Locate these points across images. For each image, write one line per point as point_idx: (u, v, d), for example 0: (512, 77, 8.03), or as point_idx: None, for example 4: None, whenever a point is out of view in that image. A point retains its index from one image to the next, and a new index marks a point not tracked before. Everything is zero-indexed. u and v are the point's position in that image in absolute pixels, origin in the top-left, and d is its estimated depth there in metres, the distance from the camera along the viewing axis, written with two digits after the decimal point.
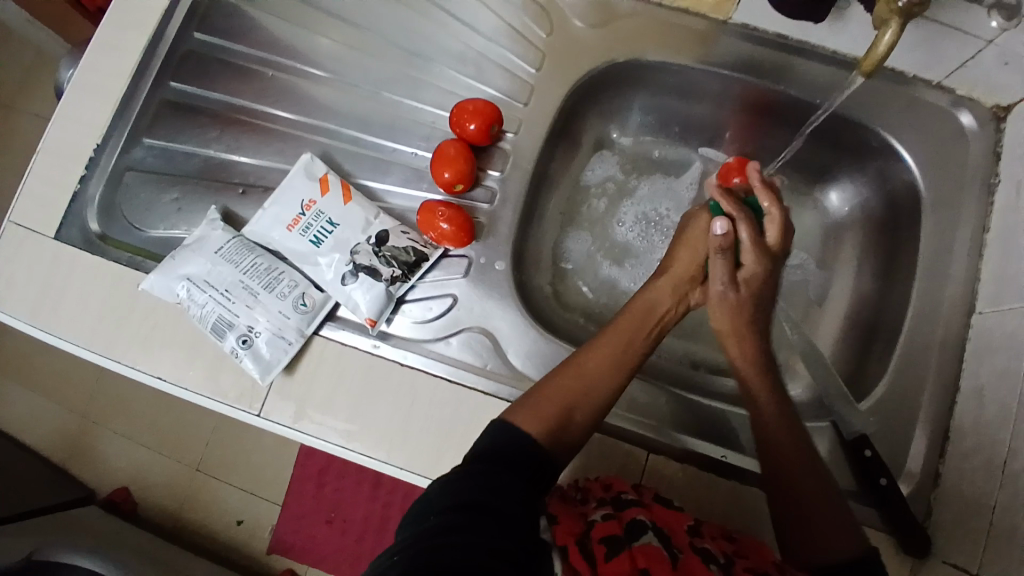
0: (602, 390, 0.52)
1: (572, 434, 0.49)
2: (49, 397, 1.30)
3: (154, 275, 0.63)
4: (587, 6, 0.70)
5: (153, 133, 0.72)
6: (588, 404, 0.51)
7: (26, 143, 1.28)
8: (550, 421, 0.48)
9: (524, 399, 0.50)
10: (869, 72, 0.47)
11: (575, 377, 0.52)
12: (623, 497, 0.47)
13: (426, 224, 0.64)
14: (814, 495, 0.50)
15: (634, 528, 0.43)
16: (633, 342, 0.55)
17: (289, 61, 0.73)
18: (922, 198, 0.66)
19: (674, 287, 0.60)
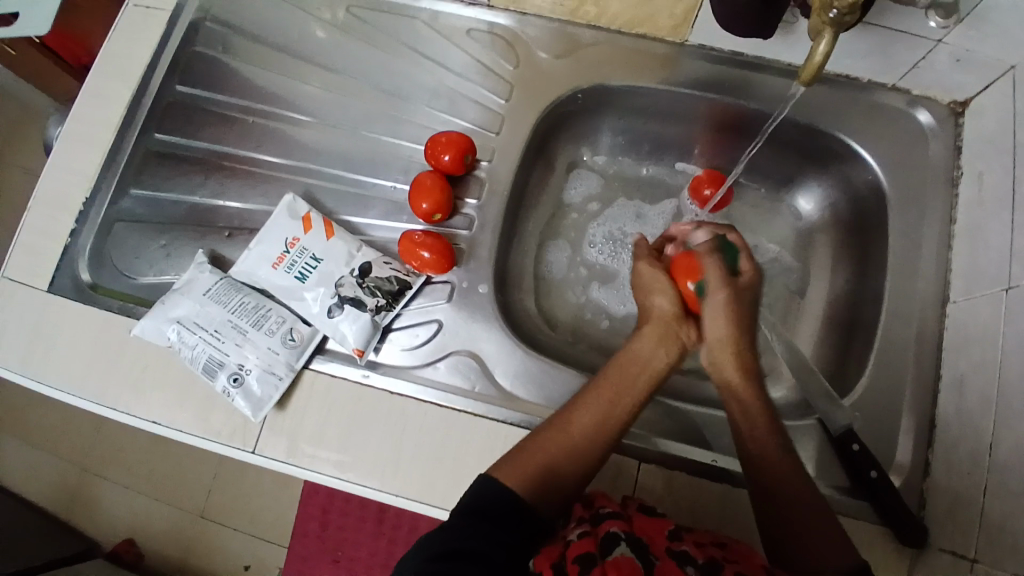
0: (590, 445, 0.51)
1: (557, 492, 0.48)
2: (47, 452, 1.30)
3: (145, 320, 0.65)
4: (551, 38, 0.74)
5: (141, 183, 0.74)
6: (575, 461, 0.50)
7: (17, 201, 1.31)
8: (533, 478, 0.47)
9: (509, 455, 0.49)
10: (808, 84, 0.49)
11: (562, 433, 0.51)
12: (602, 510, 0.46)
13: (407, 254, 0.66)
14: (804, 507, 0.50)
15: (607, 542, 0.42)
16: (626, 394, 0.53)
17: (269, 107, 0.76)
18: (888, 196, 0.68)
19: (658, 334, 0.57)
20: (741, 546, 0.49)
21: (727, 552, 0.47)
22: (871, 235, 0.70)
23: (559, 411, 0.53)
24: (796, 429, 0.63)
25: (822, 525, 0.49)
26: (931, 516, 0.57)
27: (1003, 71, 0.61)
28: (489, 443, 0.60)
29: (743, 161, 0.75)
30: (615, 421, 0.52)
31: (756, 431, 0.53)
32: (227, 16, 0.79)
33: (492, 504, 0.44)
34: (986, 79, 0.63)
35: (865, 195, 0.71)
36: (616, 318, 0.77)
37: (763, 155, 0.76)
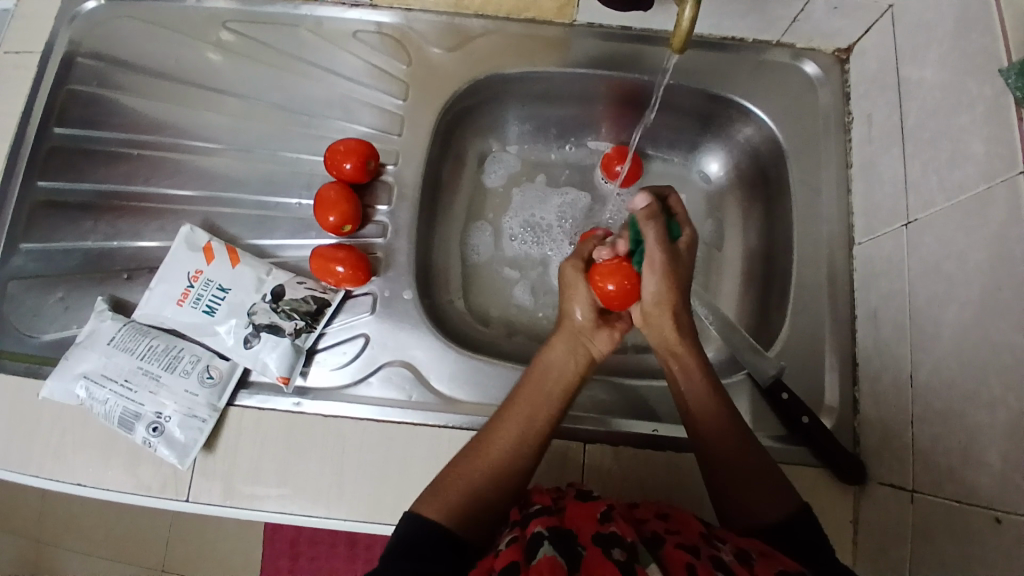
0: (510, 462, 0.51)
1: (485, 510, 0.48)
2: None
3: (51, 380, 0.61)
4: (440, 32, 0.72)
5: (30, 236, 0.69)
6: (498, 482, 0.50)
7: None
8: (455, 507, 0.47)
9: (435, 485, 0.50)
10: (680, 50, 0.47)
11: (482, 455, 0.51)
12: (532, 511, 0.47)
13: (321, 271, 0.64)
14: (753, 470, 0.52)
15: (532, 544, 0.42)
16: (540, 404, 0.54)
17: (157, 138, 0.72)
18: (785, 149, 0.69)
19: (570, 344, 0.58)
20: (683, 514, 0.50)
21: (666, 524, 0.48)
22: (775, 189, 0.71)
23: (481, 433, 0.54)
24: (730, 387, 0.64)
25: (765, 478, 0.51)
26: (866, 451, 0.59)
27: (880, 11, 0.63)
28: (431, 451, 0.59)
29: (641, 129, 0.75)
30: (534, 435, 0.52)
31: (697, 398, 0.55)
32: (99, 49, 0.75)
33: (419, 540, 0.44)
34: (863, 22, 0.65)
35: (764, 151, 0.72)
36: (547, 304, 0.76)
37: (671, 124, 0.76)
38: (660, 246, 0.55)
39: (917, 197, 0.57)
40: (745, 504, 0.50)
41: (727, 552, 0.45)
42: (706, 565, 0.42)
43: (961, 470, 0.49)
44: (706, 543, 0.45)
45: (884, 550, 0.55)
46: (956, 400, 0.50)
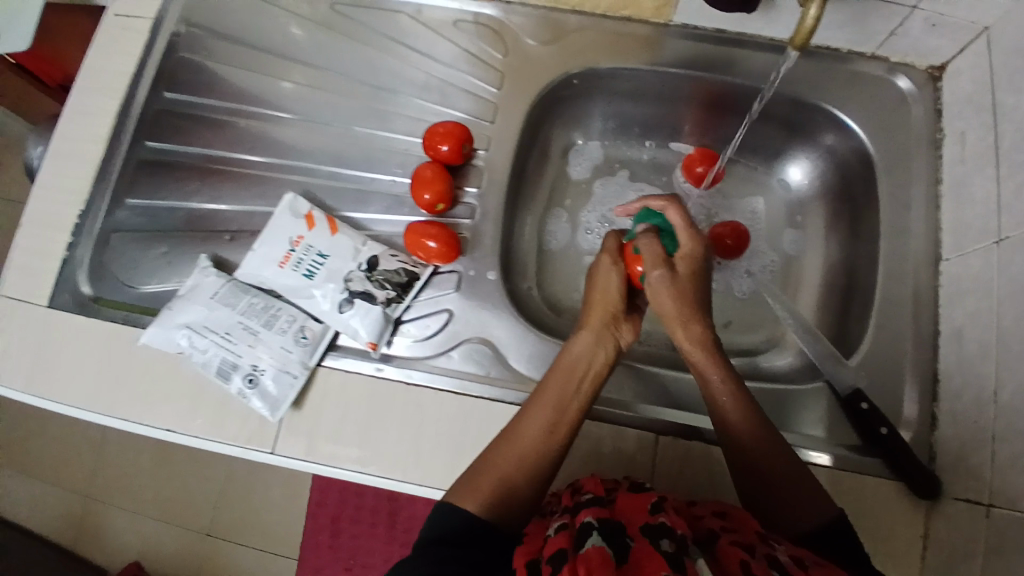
0: (541, 454, 0.51)
1: (519, 501, 0.49)
2: (47, 481, 1.31)
3: (153, 328, 0.64)
4: (536, 24, 0.74)
5: (135, 193, 0.73)
6: (530, 474, 0.50)
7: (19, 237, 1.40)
8: (490, 499, 0.48)
9: (467, 476, 0.51)
10: (801, 47, 0.48)
11: (513, 447, 0.52)
12: (583, 501, 0.48)
13: (413, 245, 0.66)
14: (786, 474, 0.53)
15: (580, 534, 0.43)
16: (567, 398, 0.54)
17: (260, 109, 0.75)
18: (875, 161, 0.70)
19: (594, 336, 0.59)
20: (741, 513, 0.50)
21: (724, 522, 0.49)
22: (861, 202, 0.72)
23: (510, 423, 0.54)
24: (806, 393, 0.65)
25: (802, 483, 0.52)
26: (942, 466, 0.59)
27: (977, 33, 0.63)
28: None
29: (739, 134, 0.76)
30: (562, 429, 0.53)
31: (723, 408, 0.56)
32: (210, 21, 0.78)
33: (457, 526, 0.46)
34: (959, 42, 0.65)
35: (853, 163, 0.73)
36: None
37: (756, 130, 0.77)
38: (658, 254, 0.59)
39: (1011, 216, 0.57)
40: (783, 503, 0.52)
41: (783, 553, 0.45)
42: (760, 564, 0.42)
43: None
44: (762, 544, 0.45)
45: (955, 564, 0.55)
46: None
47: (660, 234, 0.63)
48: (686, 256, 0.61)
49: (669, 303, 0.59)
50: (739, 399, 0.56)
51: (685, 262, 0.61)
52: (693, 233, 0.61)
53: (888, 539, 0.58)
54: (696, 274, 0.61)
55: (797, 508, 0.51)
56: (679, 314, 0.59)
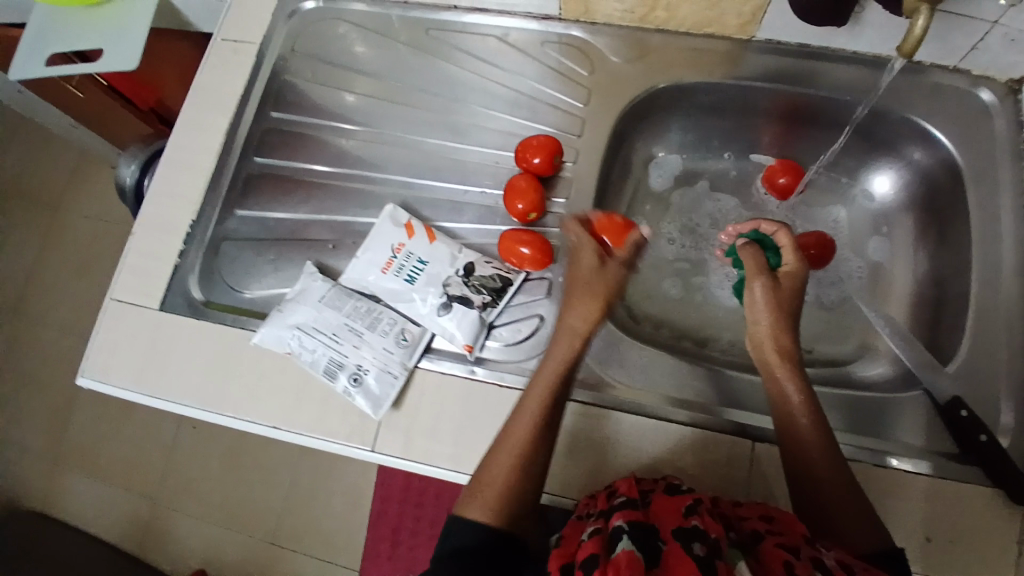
0: (530, 458, 0.54)
1: (518, 505, 0.52)
2: (121, 485, 1.36)
3: (264, 328, 0.68)
4: (620, 43, 0.78)
5: (245, 204, 0.78)
6: (523, 477, 0.53)
7: (107, 250, 1.48)
8: (496, 506, 0.52)
9: (472, 486, 0.54)
10: (908, 55, 0.51)
11: (504, 451, 0.54)
12: (617, 504, 0.51)
13: (506, 252, 0.69)
14: (838, 497, 0.54)
15: (613, 538, 0.46)
16: (549, 399, 0.57)
17: (358, 127, 0.80)
18: (962, 171, 0.70)
19: (572, 337, 0.60)
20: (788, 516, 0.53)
21: (768, 525, 0.51)
22: (948, 212, 0.72)
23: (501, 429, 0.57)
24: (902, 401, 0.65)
25: (853, 510, 0.54)
26: None
27: None
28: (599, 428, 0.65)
29: (829, 153, 0.79)
30: (546, 430, 0.55)
31: (796, 434, 0.57)
32: (312, 47, 0.84)
33: (476, 540, 0.50)
34: None
35: (940, 174, 0.73)
36: (702, 308, 0.79)
37: (837, 143, 0.78)
38: (760, 264, 0.64)
39: None
40: (829, 526, 0.54)
41: (830, 558, 0.47)
42: (803, 565, 0.45)
43: None
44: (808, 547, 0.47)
45: None
46: None
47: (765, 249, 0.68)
48: (789, 270, 0.65)
49: (765, 312, 0.62)
50: (822, 441, 0.56)
51: (788, 275, 0.65)
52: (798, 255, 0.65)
53: (980, 545, 0.58)
54: (797, 289, 0.64)
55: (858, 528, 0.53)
56: (773, 325, 0.62)
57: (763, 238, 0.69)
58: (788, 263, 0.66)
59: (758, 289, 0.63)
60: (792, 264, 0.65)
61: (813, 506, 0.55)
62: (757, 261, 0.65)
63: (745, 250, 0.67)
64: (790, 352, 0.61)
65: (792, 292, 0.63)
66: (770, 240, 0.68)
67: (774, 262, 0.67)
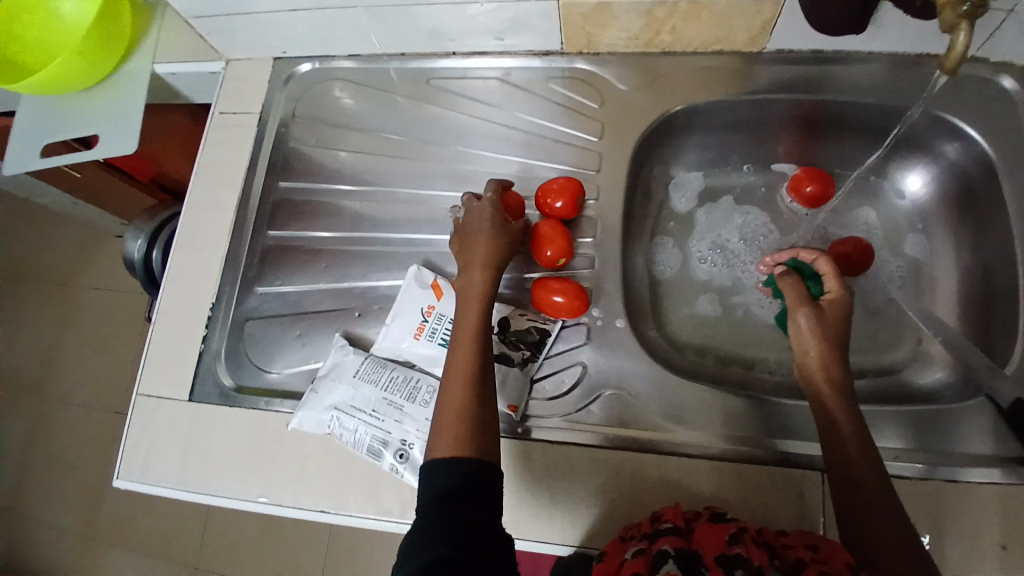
0: (473, 380, 0.55)
1: (481, 436, 0.51)
2: (154, 555, 1.31)
3: (302, 411, 0.66)
4: (626, 70, 0.76)
5: (263, 280, 0.76)
6: (474, 402, 0.53)
7: (112, 322, 1.44)
8: (461, 438, 0.50)
9: (432, 434, 0.52)
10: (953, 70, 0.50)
11: (451, 386, 0.54)
12: (662, 528, 0.51)
13: (540, 301, 0.67)
14: (884, 527, 0.51)
15: (657, 560, 0.47)
16: (473, 326, 0.58)
17: (369, 187, 0.78)
18: (994, 162, 0.68)
19: (481, 274, 0.62)
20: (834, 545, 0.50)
21: (814, 554, 0.48)
22: (984, 204, 0.70)
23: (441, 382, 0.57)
24: (965, 409, 0.62)
25: (896, 539, 0.50)
26: None
27: None
28: (658, 475, 0.61)
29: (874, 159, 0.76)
30: (478, 352, 0.57)
31: (845, 455, 0.55)
32: (313, 111, 0.83)
33: (462, 481, 0.47)
34: None
35: (968, 167, 0.71)
36: (745, 327, 0.76)
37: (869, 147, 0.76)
38: (800, 293, 0.65)
39: None
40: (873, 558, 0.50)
41: None
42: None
43: None
44: None
45: None
46: None
47: (806, 278, 0.68)
48: (833, 297, 0.65)
49: (813, 340, 0.62)
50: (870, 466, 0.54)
51: (832, 303, 0.64)
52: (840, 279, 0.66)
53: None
54: (842, 316, 0.63)
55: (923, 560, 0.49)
56: (821, 351, 0.61)
57: (802, 267, 0.69)
58: (829, 288, 0.66)
59: (803, 319, 0.63)
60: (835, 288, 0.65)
61: (857, 537, 0.52)
62: (798, 289, 0.66)
63: (783, 280, 0.68)
64: (842, 376, 0.60)
65: (838, 318, 0.63)
66: (809, 269, 0.69)
67: (817, 291, 0.67)
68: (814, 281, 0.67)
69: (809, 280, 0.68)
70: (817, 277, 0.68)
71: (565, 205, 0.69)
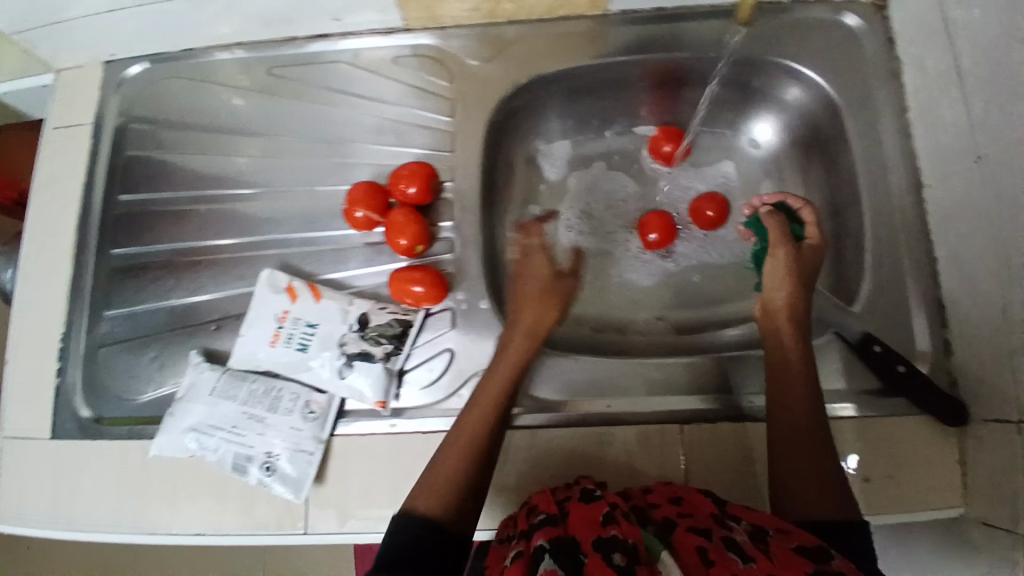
0: (485, 441, 0.53)
1: (466, 497, 0.50)
2: None
3: (161, 436, 0.63)
4: (475, 44, 0.73)
5: (114, 303, 0.72)
6: (478, 461, 0.52)
7: None
8: (444, 499, 0.49)
9: (418, 483, 0.51)
10: None
11: (459, 440, 0.53)
12: (539, 522, 0.46)
13: (399, 293, 0.65)
14: (819, 489, 0.51)
15: (534, 559, 0.41)
16: (503, 385, 0.57)
17: (219, 191, 0.74)
18: (838, 103, 0.68)
19: (527, 333, 0.61)
20: (695, 493, 0.52)
21: (678, 508, 0.49)
22: (831, 147, 0.71)
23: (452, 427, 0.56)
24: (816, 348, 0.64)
25: (823, 492, 0.51)
26: (964, 391, 0.59)
27: None
28: (532, 451, 0.61)
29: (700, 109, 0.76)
30: (498, 414, 0.56)
31: (789, 404, 0.55)
32: (152, 113, 0.77)
33: (419, 532, 0.47)
34: None
35: (818, 112, 0.71)
36: (620, 292, 0.77)
37: (704, 95, 0.75)
38: (783, 232, 0.63)
39: (988, 131, 0.56)
40: (798, 500, 0.51)
41: (741, 531, 0.45)
42: (715, 546, 0.43)
43: None
44: (719, 526, 0.46)
45: (999, 484, 0.54)
46: None
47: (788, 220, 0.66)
48: (813, 243, 0.63)
49: (785, 277, 0.60)
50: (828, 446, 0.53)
51: (811, 246, 0.63)
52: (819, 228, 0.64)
53: (918, 472, 0.58)
54: (817, 261, 0.62)
55: (814, 501, 0.50)
56: (790, 287, 0.60)
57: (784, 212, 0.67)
58: (807, 235, 0.64)
59: (782, 256, 0.61)
60: (815, 237, 0.64)
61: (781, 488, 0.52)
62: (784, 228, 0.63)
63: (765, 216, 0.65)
64: (802, 321, 0.59)
65: (808, 264, 0.62)
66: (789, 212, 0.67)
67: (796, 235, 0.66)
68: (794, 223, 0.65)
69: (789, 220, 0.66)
70: (795, 221, 0.66)
71: (420, 188, 0.67)
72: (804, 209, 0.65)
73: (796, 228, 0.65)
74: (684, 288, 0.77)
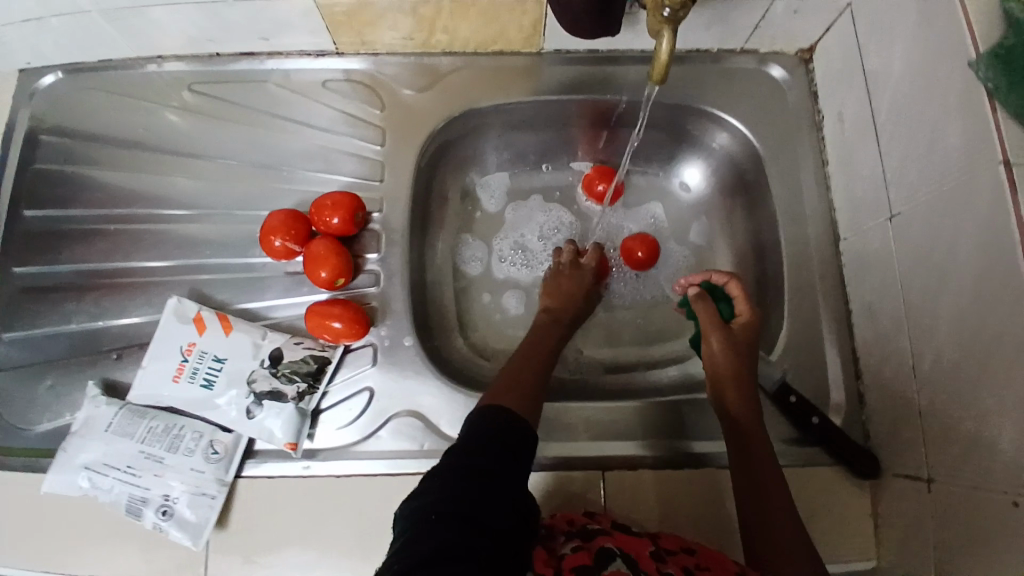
0: (537, 370, 0.58)
1: (530, 405, 0.54)
2: None
3: (53, 472, 0.59)
4: (409, 73, 0.72)
5: (11, 325, 0.67)
6: (537, 380, 0.57)
7: None
8: (523, 400, 0.53)
9: (495, 389, 0.54)
10: (661, 81, 0.51)
11: (516, 368, 0.58)
12: (590, 528, 0.48)
13: (317, 329, 0.62)
14: (790, 527, 0.50)
15: (603, 556, 0.43)
16: (546, 338, 0.64)
17: (131, 210, 0.70)
18: (762, 152, 0.69)
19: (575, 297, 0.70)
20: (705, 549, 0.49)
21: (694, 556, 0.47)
22: (756, 194, 0.72)
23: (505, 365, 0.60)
24: None
25: (793, 539, 0.50)
26: (876, 444, 0.60)
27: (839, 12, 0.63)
28: None
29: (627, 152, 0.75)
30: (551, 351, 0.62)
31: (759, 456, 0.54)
32: (64, 123, 0.72)
33: (490, 429, 0.47)
34: (825, 22, 0.65)
35: (743, 161, 0.72)
36: None
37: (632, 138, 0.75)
38: (714, 321, 0.62)
39: (900, 191, 0.57)
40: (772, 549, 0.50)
41: None
42: None
43: (976, 461, 0.48)
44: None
45: (907, 538, 0.55)
46: (958, 388, 0.50)
47: (716, 300, 0.66)
48: (744, 321, 0.63)
49: (724, 362, 0.60)
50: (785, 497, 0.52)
51: (744, 326, 0.63)
52: (749, 303, 0.64)
53: (832, 522, 0.59)
54: (752, 339, 0.62)
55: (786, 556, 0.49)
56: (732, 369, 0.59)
57: (713, 289, 0.67)
58: (739, 313, 0.64)
59: (717, 345, 0.61)
60: (746, 315, 0.63)
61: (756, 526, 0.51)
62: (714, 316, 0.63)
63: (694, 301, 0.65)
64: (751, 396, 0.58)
65: (745, 344, 0.61)
66: (719, 291, 0.66)
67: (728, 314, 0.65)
68: (723, 302, 0.65)
69: (719, 298, 0.66)
70: (726, 300, 0.66)
71: (344, 220, 0.65)
72: (732, 285, 0.65)
73: (727, 308, 0.65)
74: (617, 327, 0.76)
